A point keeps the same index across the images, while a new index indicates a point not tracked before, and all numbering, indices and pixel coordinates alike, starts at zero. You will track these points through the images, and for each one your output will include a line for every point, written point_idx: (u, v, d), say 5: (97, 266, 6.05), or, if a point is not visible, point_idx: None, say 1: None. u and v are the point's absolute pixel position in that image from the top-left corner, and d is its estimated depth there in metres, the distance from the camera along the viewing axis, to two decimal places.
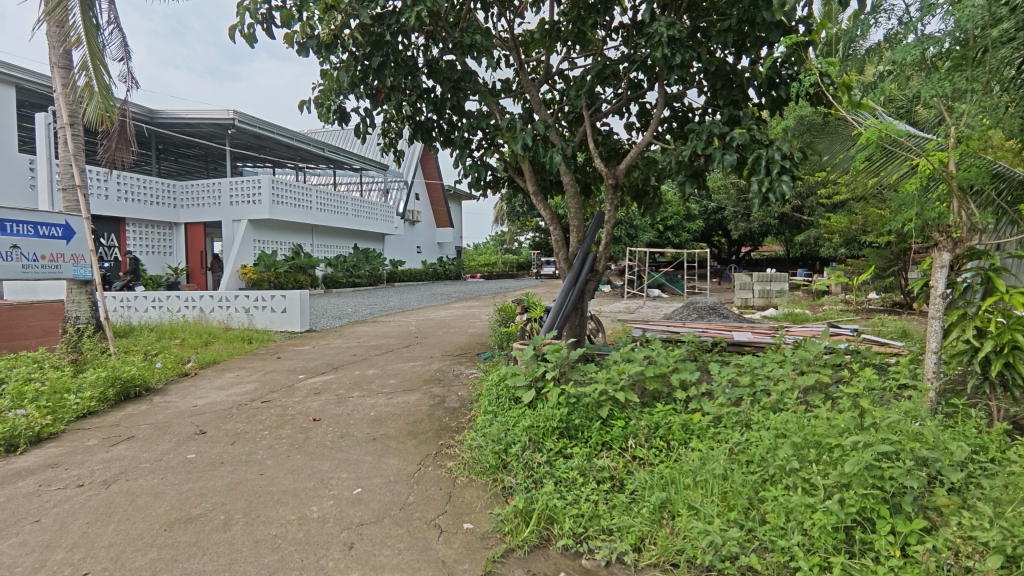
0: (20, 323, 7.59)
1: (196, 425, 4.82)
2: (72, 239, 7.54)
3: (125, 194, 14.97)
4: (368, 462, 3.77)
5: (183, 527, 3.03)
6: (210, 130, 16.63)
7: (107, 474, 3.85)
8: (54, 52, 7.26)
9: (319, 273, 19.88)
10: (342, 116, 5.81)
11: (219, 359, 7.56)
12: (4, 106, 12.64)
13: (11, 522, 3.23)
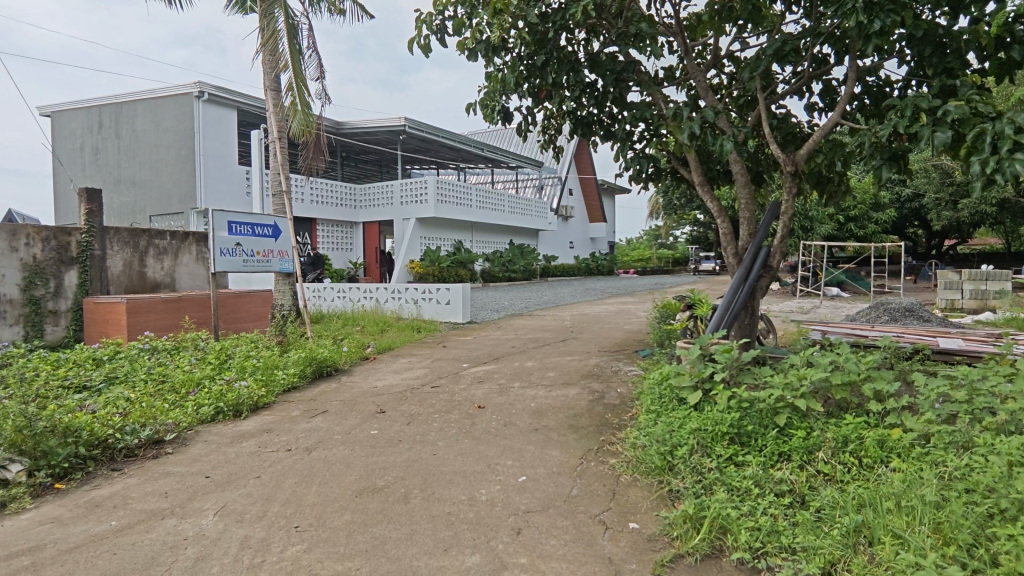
0: (240, 309, 9.00)
1: (377, 405, 5.34)
2: (279, 237, 8.73)
3: (316, 198, 17.08)
4: (531, 452, 3.87)
5: (370, 496, 3.36)
6: (385, 137, 18.26)
7: (308, 442, 4.41)
8: (267, 76, 8.45)
9: (477, 267, 20.92)
10: (506, 116, 6.01)
11: (393, 346, 8.30)
12: (227, 126, 15.05)
13: (239, 475, 3.84)
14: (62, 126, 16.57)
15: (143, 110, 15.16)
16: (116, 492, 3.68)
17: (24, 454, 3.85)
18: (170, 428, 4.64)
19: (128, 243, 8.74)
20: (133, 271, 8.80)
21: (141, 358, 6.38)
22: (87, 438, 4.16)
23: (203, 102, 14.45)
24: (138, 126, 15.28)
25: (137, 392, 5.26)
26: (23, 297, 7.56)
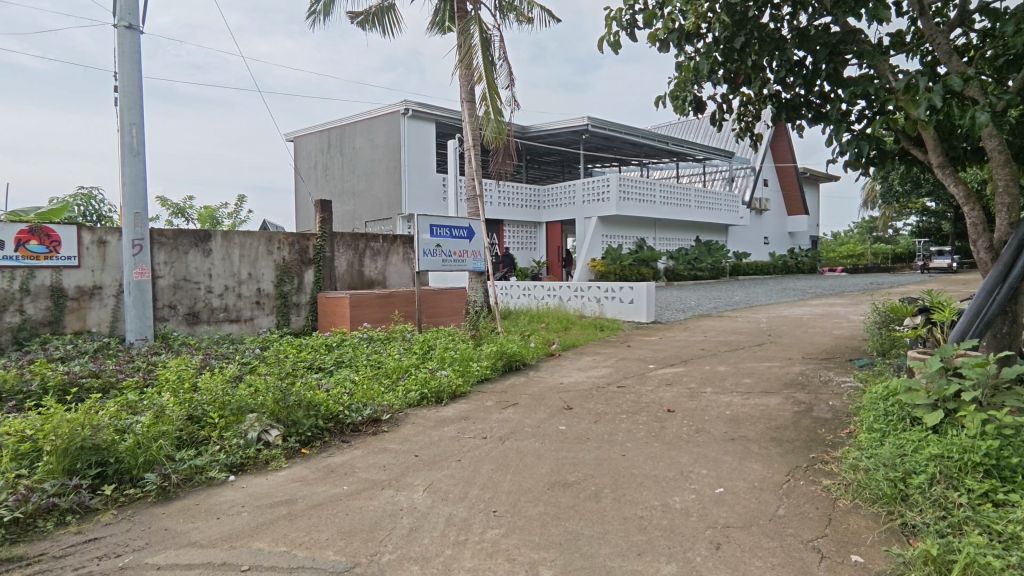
0: (439, 304, 9.86)
1: (564, 401, 5.45)
2: (473, 238, 9.36)
3: (503, 201, 18.05)
4: (728, 462, 3.62)
5: (562, 490, 3.44)
6: (568, 137, 18.59)
7: (502, 432, 4.66)
8: (465, 89, 9.11)
9: (660, 265, 20.28)
10: (699, 106, 5.71)
11: (577, 344, 8.41)
12: (427, 139, 16.56)
13: (442, 457, 4.20)
14: (302, 149, 19.73)
15: (361, 130, 17.40)
16: (346, 461, 4.27)
17: (280, 421, 4.66)
18: (386, 409, 5.25)
19: (351, 246, 10.10)
20: (354, 270, 10.16)
21: (361, 346, 7.33)
22: (325, 412, 4.89)
23: (408, 118, 16.14)
24: (357, 144, 17.58)
25: (360, 376, 6.04)
26: (276, 292, 9.15)
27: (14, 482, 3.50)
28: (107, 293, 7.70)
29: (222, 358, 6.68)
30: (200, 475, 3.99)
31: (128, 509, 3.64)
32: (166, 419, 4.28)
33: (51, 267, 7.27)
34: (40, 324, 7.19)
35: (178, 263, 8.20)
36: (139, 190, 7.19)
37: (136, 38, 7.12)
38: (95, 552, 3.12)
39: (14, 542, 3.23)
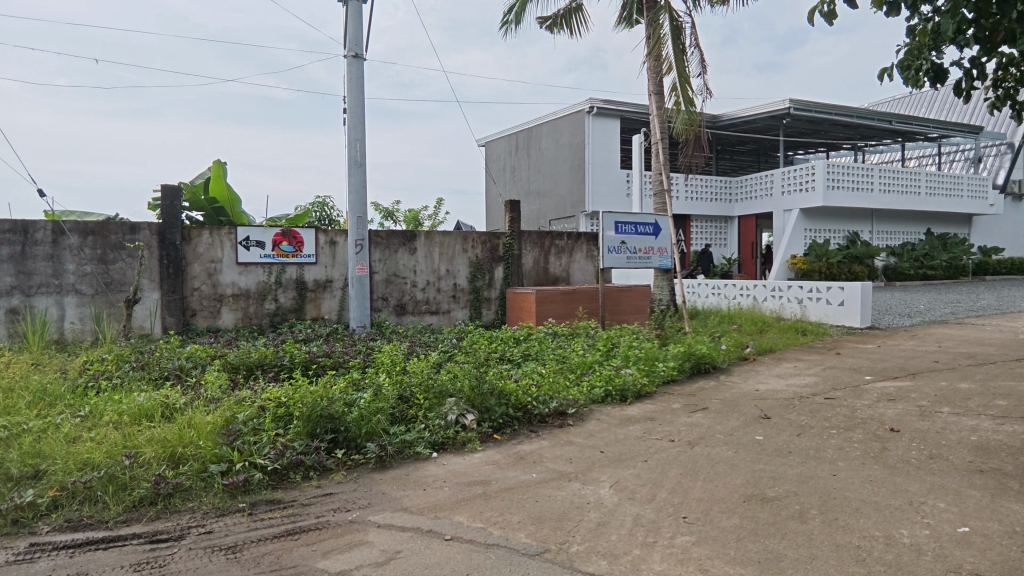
0: (623, 302, 9.78)
1: (761, 409, 5.04)
2: (659, 234, 9.10)
3: (690, 195, 17.27)
4: (976, 498, 3.04)
5: (760, 504, 3.19)
6: (766, 123, 17.09)
7: (690, 436, 4.47)
8: (653, 82, 8.88)
9: (878, 263, 17.65)
10: (938, 74, 4.84)
11: (775, 349, 7.71)
12: (611, 135, 16.47)
13: (628, 455, 4.16)
14: (493, 153, 21.02)
15: (547, 131, 17.95)
16: (534, 450, 4.46)
17: (475, 407, 5.02)
18: (571, 402, 5.36)
19: (538, 244, 10.48)
20: (540, 267, 10.53)
21: (547, 341, 7.58)
22: (514, 402, 5.16)
23: (593, 116, 16.22)
24: (543, 145, 18.17)
25: (546, 368, 6.24)
26: (470, 287, 9.88)
27: (273, 438, 4.28)
28: (336, 286, 9.02)
29: (426, 346, 7.40)
30: (409, 449, 4.48)
31: (354, 472, 4.24)
32: (383, 396, 4.87)
33: (297, 264, 8.74)
34: (288, 311, 8.70)
35: (390, 260, 9.29)
36: (361, 197, 8.27)
37: (361, 65, 8.20)
38: (330, 504, 3.69)
39: (274, 488, 3.97)
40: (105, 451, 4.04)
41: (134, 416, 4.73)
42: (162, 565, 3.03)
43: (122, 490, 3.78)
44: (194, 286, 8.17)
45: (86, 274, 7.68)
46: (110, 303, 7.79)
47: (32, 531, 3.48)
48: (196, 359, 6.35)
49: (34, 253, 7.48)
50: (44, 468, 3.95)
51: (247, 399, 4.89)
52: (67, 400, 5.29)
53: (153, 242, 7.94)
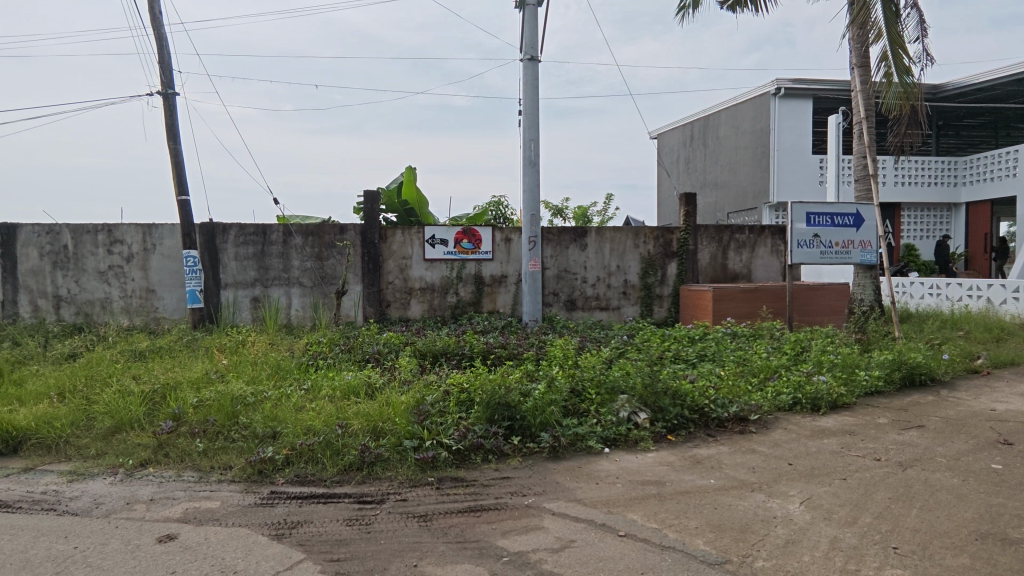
0: (815, 302, 8.83)
1: (999, 433, 4.22)
2: (861, 227, 8.05)
3: (901, 180, 15.03)
4: None
5: (998, 546, 2.70)
6: (1007, 89, 14.16)
7: (902, 456, 3.91)
8: (856, 53, 7.84)
9: None
10: None
11: (1018, 362, 6.38)
12: (802, 117, 14.90)
13: (823, 471, 3.76)
14: (667, 145, 20.29)
15: (726, 118, 16.84)
16: (712, 455, 4.24)
17: (648, 405, 4.90)
18: (754, 408, 5.00)
19: (715, 238, 9.90)
20: (717, 263, 9.93)
21: (725, 341, 7.13)
22: (690, 403, 4.94)
23: (779, 98, 14.84)
24: (721, 134, 17.10)
25: (725, 370, 5.87)
26: (641, 284, 9.68)
27: (457, 421, 4.63)
28: (511, 281, 9.45)
29: (596, 342, 7.41)
30: (581, 442, 4.55)
31: (529, 459, 4.43)
32: (556, 389, 4.98)
33: (476, 260, 9.32)
34: (468, 304, 9.33)
35: (562, 257, 9.47)
36: (535, 195, 8.53)
37: (536, 66, 8.45)
38: (508, 488, 3.89)
39: (458, 466, 4.30)
40: (323, 420, 4.72)
41: (344, 392, 5.46)
42: (368, 523, 3.46)
43: (336, 455, 4.38)
44: (389, 280, 9.14)
45: (307, 269, 9.01)
46: (324, 294, 9.06)
47: (272, 481, 4.20)
48: (391, 345, 7.10)
49: (270, 251, 8.96)
50: (279, 430, 4.74)
51: (434, 384, 5.35)
52: (294, 375, 6.27)
53: (357, 241, 9.04)
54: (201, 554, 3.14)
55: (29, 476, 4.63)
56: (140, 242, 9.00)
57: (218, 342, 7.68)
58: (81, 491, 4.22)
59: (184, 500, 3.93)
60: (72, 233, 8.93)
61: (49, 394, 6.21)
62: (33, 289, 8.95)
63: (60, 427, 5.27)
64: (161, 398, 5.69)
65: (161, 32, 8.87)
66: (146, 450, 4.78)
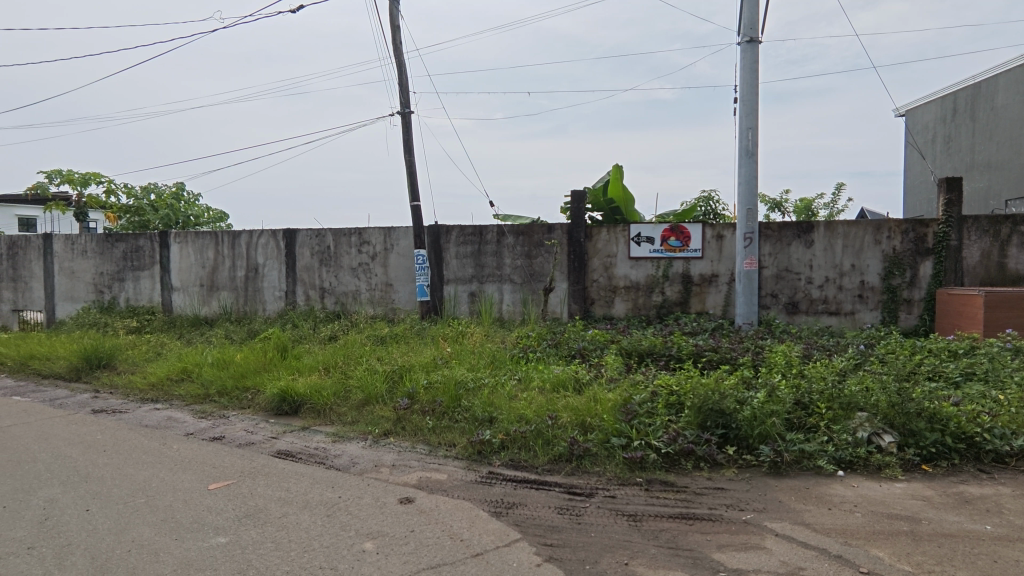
0: None
1: None
2: None
3: None
4: None
5: None
6: None
7: None
8: None
9: None
10: None
11: None
12: None
13: None
14: (920, 121, 17.15)
15: (1008, 82, 13.63)
16: (988, 496, 3.49)
17: (895, 427, 4.22)
18: None
19: (990, 232, 8.08)
20: (991, 263, 8.11)
21: (1004, 358, 5.78)
22: (954, 430, 4.12)
23: None
24: (999, 103, 13.92)
25: (1005, 394, 4.76)
26: (884, 285, 8.34)
27: (666, 423, 4.48)
28: (722, 281, 8.87)
29: (825, 350, 6.59)
30: (809, 461, 4.09)
31: (746, 472, 4.12)
32: (778, 399, 4.53)
33: (684, 258, 8.95)
34: (674, 304, 9.01)
35: (782, 255, 8.60)
36: (752, 188, 7.88)
37: (755, 48, 7.79)
38: (723, 499, 3.66)
39: (667, 470, 4.17)
40: (534, 410, 4.97)
41: (554, 384, 5.68)
42: (578, 514, 3.55)
43: (546, 445, 4.58)
44: (594, 278, 9.25)
45: (517, 267, 9.56)
46: (533, 290, 9.51)
47: (490, 461, 4.55)
48: (597, 342, 7.18)
49: (486, 250, 9.70)
50: (495, 416, 5.11)
51: (641, 384, 5.27)
52: (507, 365, 6.71)
53: (564, 240, 9.30)
54: (433, 518, 3.53)
55: (305, 434, 5.70)
56: (382, 243, 10.44)
57: (443, 332, 8.57)
58: (342, 450, 5.05)
59: (418, 469, 4.47)
60: (333, 235, 10.72)
61: (318, 368, 7.57)
62: (306, 281, 10.96)
63: (326, 396, 6.39)
64: (399, 377, 6.54)
65: (401, 60, 10.17)
66: (388, 422, 5.54)
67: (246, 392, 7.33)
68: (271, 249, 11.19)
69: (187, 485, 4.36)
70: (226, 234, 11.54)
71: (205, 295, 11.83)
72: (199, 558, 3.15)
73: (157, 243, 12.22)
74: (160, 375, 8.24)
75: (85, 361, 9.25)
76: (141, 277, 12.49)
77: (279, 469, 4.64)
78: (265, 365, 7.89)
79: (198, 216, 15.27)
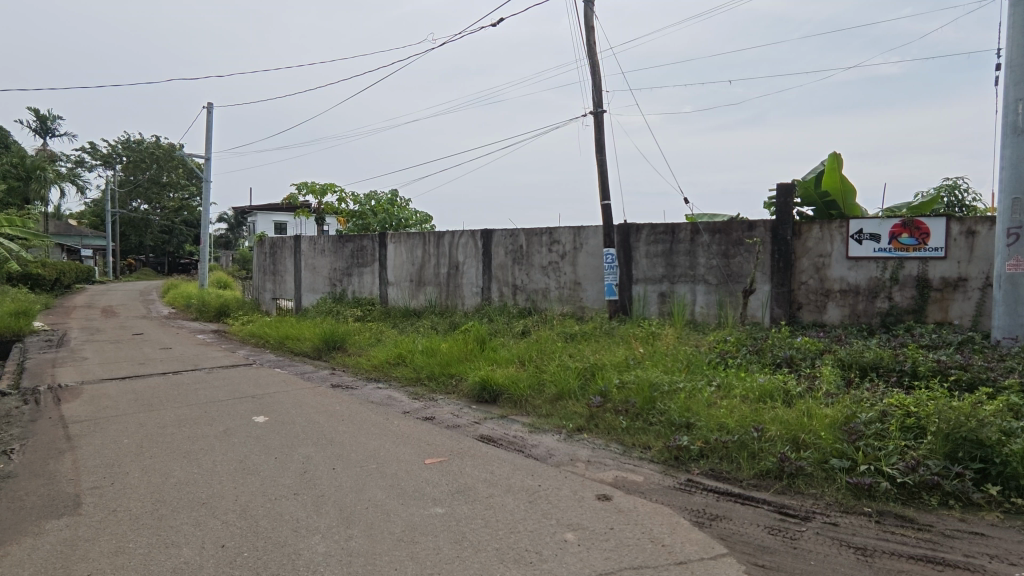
0: None
1: None
2: None
3: None
4: None
5: None
6: None
7: None
8: None
9: None
10: None
11: None
12: None
13: None
14: None
15: None
16: None
17: None
18: None
19: None
20: None
21: None
22: None
23: None
24: None
25: None
26: None
27: (902, 449, 3.89)
28: (974, 286, 7.41)
29: None
30: None
31: (1016, 520, 3.39)
32: None
33: (921, 259, 7.64)
34: (906, 311, 7.74)
35: None
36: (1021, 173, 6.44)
37: None
38: (985, 548, 3.07)
39: (905, 504, 3.61)
40: (737, 420, 4.67)
41: (758, 394, 5.27)
42: (794, 537, 3.25)
43: (752, 458, 4.27)
44: (803, 281, 8.37)
45: (713, 267, 9.04)
46: (731, 292, 8.91)
47: (688, 469, 4.38)
48: (807, 350, 6.49)
49: (678, 249, 9.35)
50: (693, 422, 4.90)
51: (866, 401, 4.64)
52: (703, 371, 6.40)
53: (768, 238, 8.56)
54: (632, 519, 3.51)
55: (504, 422, 6.07)
56: (572, 242, 10.66)
57: (633, 332, 8.48)
58: (539, 441, 5.28)
59: (614, 468, 4.48)
60: (526, 235, 11.22)
61: (514, 361, 7.99)
62: (500, 279, 11.63)
63: (522, 387, 6.72)
64: (591, 374, 6.62)
65: (594, 60, 10.25)
66: (581, 418, 5.65)
67: (451, 378, 8.05)
68: (471, 248, 12.08)
69: (408, 457, 4.93)
70: (432, 235, 12.77)
71: (414, 290, 13.23)
72: (421, 524, 3.54)
73: (378, 243, 13.98)
74: (381, 358, 9.42)
75: (325, 343, 10.97)
76: (365, 273, 14.40)
77: (483, 452, 5.00)
78: (466, 355, 8.56)
79: (409, 219, 17.13)
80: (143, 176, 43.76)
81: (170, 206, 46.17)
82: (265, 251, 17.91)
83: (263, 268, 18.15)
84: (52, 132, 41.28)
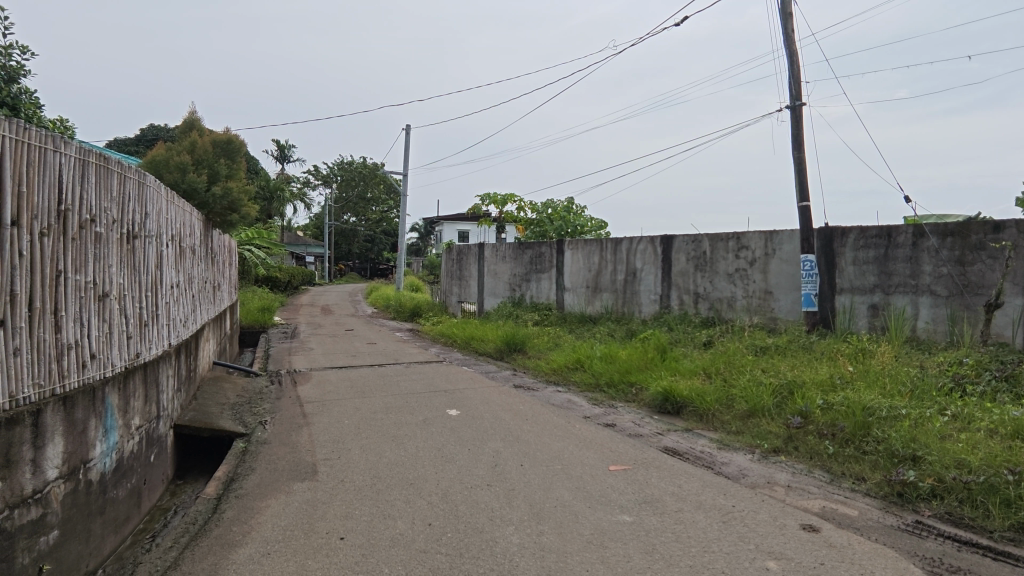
0: None
1: None
2: None
3: None
4: None
5: None
6: None
7: None
8: None
9: None
10: None
11: None
12: None
13: None
14: None
15: None
16: None
17: None
18: None
19: None
20: None
21: None
22: None
23: None
24: None
25: None
26: None
27: None
28: None
29: None
30: None
31: None
32: None
33: None
34: None
35: None
36: None
37: None
38: None
39: None
40: (984, 459, 3.92)
41: (1011, 430, 4.36)
42: None
43: (1006, 506, 3.55)
44: None
45: (942, 276, 7.71)
46: (968, 306, 7.50)
47: (916, 509, 3.79)
48: None
49: (896, 255, 8.16)
50: (921, 455, 4.23)
51: None
52: (933, 397, 5.47)
53: (1021, 241, 7.06)
54: (848, 556, 3.15)
55: (689, 435, 5.83)
56: (762, 247, 9.90)
57: (838, 348, 7.59)
58: (730, 459, 4.98)
59: (820, 497, 4.05)
60: (710, 241, 10.66)
61: (698, 373, 7.63)
62: (681, 286, 11.19)
63: (709, 401, 6.38)
64: (788, 393, 6.05)
65: (791, 49, 9.42)
66: (778, 439, 5.19)
67: (630, 387, 7.96)
68: (649, 254, 11.82)
69: (592, 461, 4.98)
70: (610, 241, 12.76)
71: (590, 295, 13.32)
72: (610, 529, 3.56)
73: (556, 249, 14.35)
74: (560, 362, 9.64)
75: (507, 345, 11.56)
76: (543, 279, 14.87)
77: (669, 465, 4.86)
78: (647, 364, 8.38)
79: (585, 225, 17.32)
80: (353, 193, 50.22)
81: (374, 218, 52.35)
82: (453, 258, 19.39)
83: (450, 273, 19.67)
84: (287, 158, 49.33)
